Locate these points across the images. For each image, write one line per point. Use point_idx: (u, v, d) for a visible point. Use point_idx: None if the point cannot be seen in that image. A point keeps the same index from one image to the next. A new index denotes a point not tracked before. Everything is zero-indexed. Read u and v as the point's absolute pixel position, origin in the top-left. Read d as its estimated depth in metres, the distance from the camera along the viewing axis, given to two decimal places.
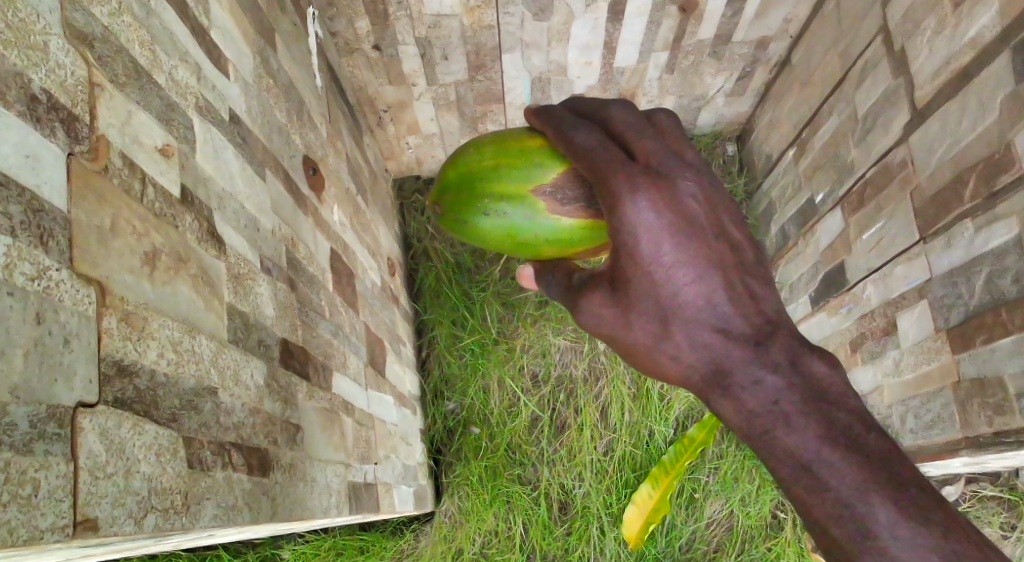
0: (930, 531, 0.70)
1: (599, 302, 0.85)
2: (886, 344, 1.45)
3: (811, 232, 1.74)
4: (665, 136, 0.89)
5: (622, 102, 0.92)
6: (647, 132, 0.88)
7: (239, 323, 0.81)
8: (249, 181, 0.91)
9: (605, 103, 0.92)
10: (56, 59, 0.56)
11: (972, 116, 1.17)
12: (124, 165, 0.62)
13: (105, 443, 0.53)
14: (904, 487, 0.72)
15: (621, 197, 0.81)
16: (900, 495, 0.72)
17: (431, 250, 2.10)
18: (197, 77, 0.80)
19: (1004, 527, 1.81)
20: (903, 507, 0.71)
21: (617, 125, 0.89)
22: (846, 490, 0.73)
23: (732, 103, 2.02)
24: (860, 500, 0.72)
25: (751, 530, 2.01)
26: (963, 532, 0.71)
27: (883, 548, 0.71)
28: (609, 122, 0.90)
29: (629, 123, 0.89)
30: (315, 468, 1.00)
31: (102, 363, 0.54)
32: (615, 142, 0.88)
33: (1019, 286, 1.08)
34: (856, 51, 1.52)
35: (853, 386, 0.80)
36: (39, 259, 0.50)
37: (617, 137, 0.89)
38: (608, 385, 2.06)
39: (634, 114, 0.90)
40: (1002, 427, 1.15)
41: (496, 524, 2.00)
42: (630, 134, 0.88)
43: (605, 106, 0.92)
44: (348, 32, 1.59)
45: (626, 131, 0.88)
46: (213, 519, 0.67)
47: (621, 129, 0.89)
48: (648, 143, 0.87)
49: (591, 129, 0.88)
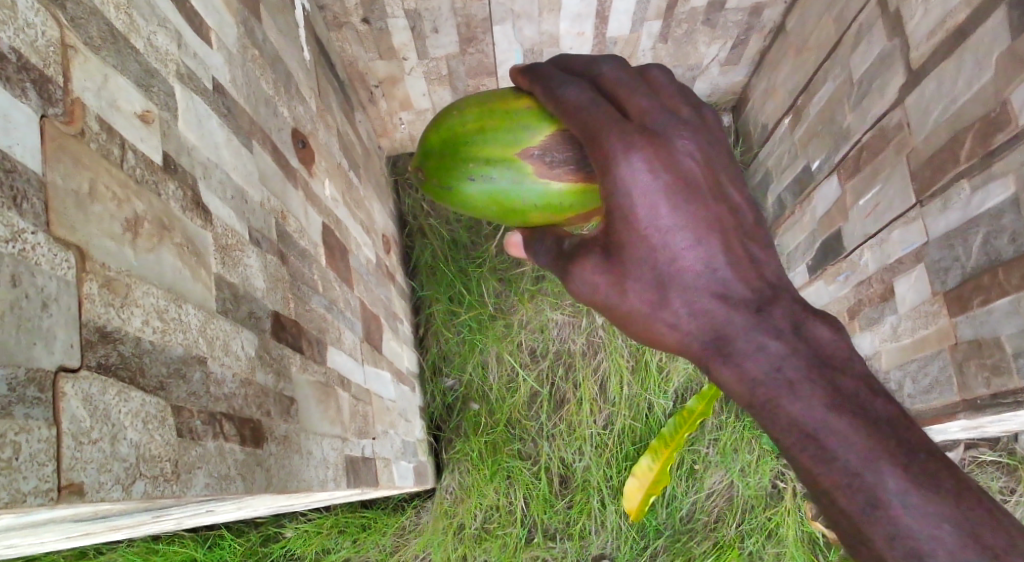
0: (942, 501, 0.69)
1: (593, 268, 0.84)
2: (883, 310, 1.44)
3: (807, 200, 1.73)
4: (659, 94, 0.87)
5: (613, 59, 0.90)
6: (639, 90, 0.86)
7: (228, 293, 0.81)
8: (235, 151, 0.90)
9: (595, 60, 0.90)
10: (26, 18, 0.54)
11: (969, 75, 1.15)
12: (101, 129, 0.61)
13: (90, 409, 0.52)
14: (914, 455, 0.71)
15: (615, 157, 0.79)
16: (910, 464, 0.70)
17: (427, 227, 2.09)
18: (177, 44, 0.78)
19: (1004, 491, 1.81)
20: (914, 477, 0.69)
21: (609, 83, 0.87)
22: (855, 460, 0.71)
23: (727, 73, 2.00)
24: (870, 470, 0.70)
25: (751, 500, 2.02)
26: (973, 500, 0.69)
27: (895, 517, 0.69)
28: (600, 80, 0.88)
29: (621, 80, 0.87)
30: (311, 441, 1.00)
31: (84, 329, 0.54)
32: (607, 100, 0.86)
33: (1016, 245, 1.07)
34: (851, 14, 1.50)
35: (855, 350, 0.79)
36: (13, 221, 0.49)
37: (608, 94, 0.87)
38: (607, 358, 2.05)
39: (625, 71, 0.88)
40: (999, 388, 1.15)
41: (496, 499, 2.01)
42: (621, 91, 0.86)
43: (596, 64, 0.90)
44: (336, 4, 1.57)
45: (618, 88, 0.86)
46: (205, 488, 0.67)
47: (613, 86, 0.87)
48: (640, 101, 0.85)
49: (582, 87, 0.86)
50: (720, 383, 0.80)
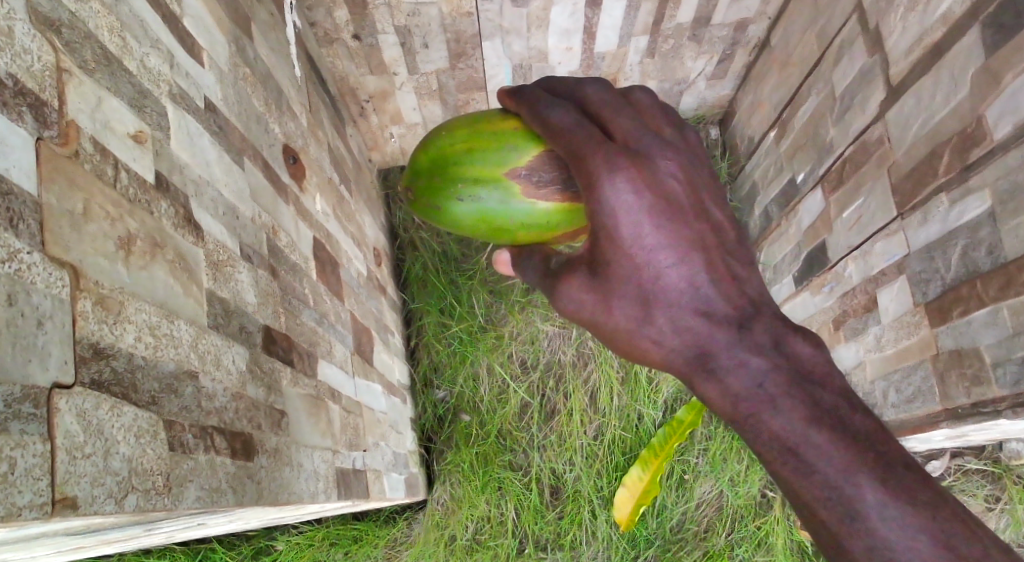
0: (918, 513, 0.70)
1: (578, 286, 0.86)
2: (867, 321, 1.46)
3: (793, 212, 1.76)
4: (642, 115, 0.89)
5: (597, 80, 0.92)
6: (623, 112, 0.88)
7: (219, 309, 0.82)
8: (227, 168, 0.91)
9: (580, 83, 0.92)
10: (22, 44, 0.56)
11: (945, 91, 1.18)
12: (95, 150, 0.62)
13: (84, 424, 0.54)
14: (892, 466, 0.72)
15: (600, 177, 0.81)
16: (886, 475, 0.72)
17: (418, 240, 2.10)
18: (169, 65, 0.80)
19: (988, 499, 1.83)
20: (890, 487, 0.71)
21: (594, 105, 0.89)
22: (834, 473, 0.73)
23: (714, 87, 2.03)
24: (848, 482, 0.72)
25: (740, 510, 2.03)
26: (947, 511, 0.71)
27: (872, 529, 0.71)
28: (586, 102, 0.90)
29: (606, 102, 0.89)
30: (302, 453, 1.01)
31: (78, 346, 0.55)
32: (592, 121, 0.88)
33: (993, 258, 1.10)
34: (832, 30, 1.53)
35: (835, 365, 0.80)
36: (9, 242, 0.50)
37: (594, 115, 0.89)
38: (597, 369, 2.06)
39: (609, 94, 0.90)
40: (980, 398, 1.17)
41: (488, 510, 2.02)
42: (606, 113, 0.88)
43: (581, 86, 0.92)
44: (327, 21, 1.59)
45: (602, 110, 0.88)
46: (196, 501, 0.68)
47: (597, 108, 0.90)
48: (624, 123, 0.87)
49: (567, 109, 0.88)
50: (702, 396, 0.82)
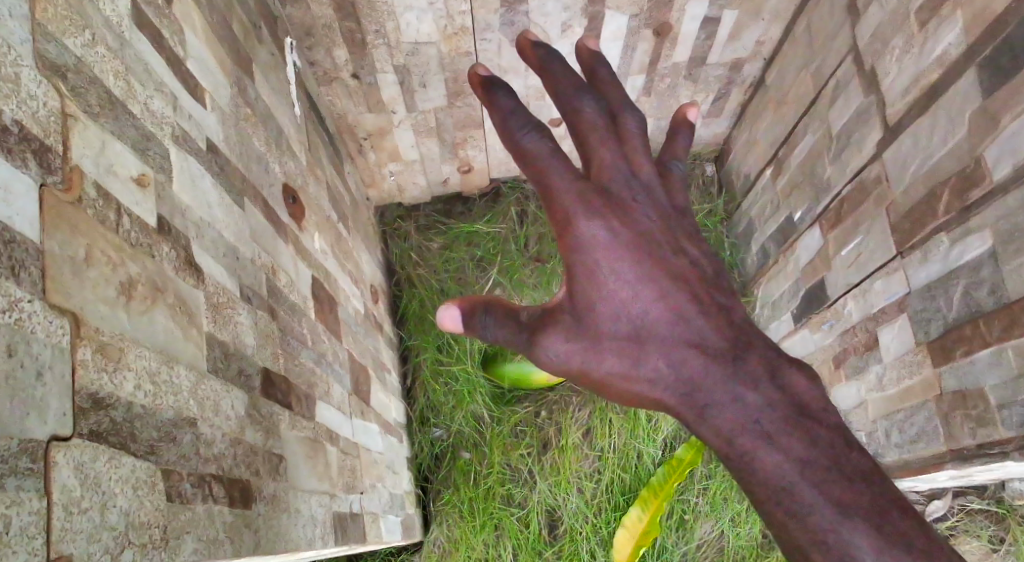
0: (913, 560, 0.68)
1: (563, 335, 0.82)
2: (869, 359, 1.46)
3: (791, 250, 1.76)
4: (625, 142, 0.87)
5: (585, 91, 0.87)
6: (605, 139, 0.86)
7: (219, 352, 0.81)
8: (228, 210, 0.91)
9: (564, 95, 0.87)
10: (28, 90, 0.55)
11: (942, 132, 1.20)
12: (97, 195, 0.61)
13: (80, 478, 0.52)
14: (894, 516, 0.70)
15: (575, 219, 0.81)
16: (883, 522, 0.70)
17: (414, 277, 2.11)
18: (172, 107, 0.80)
19: (993, 540, 1.80)
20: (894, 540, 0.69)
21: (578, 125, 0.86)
22: (826, 517, 0.71)
23: (709, 125, 2.05)
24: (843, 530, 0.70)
25: (742, 551, 1.99)
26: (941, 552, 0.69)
27: None
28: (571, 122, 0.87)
29: (591, 124, 0.86)
30: (300, 498, 0.99)
31: (77, 396, 0.54)
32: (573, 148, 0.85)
33: (995, 298, 1.10)
34: (827, 70, 1.55)
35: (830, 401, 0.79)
36: (11, 291, 0.49)
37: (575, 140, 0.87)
38: (595, 408, 2.05)
39: (596, 114, 0.86)
40: (985, 439, 1.16)
41: (485, 551, 1.97)
42: (591, 138, 0.86)
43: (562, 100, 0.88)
44: (327, 60, 1.60)
45: (584, 135, 0.86)
46: (193, 553, 0.66)
47: (584, 128, 0.86)
48: (604, 154, 0.85)
49: (542, 135, 0.83)
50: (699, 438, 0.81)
